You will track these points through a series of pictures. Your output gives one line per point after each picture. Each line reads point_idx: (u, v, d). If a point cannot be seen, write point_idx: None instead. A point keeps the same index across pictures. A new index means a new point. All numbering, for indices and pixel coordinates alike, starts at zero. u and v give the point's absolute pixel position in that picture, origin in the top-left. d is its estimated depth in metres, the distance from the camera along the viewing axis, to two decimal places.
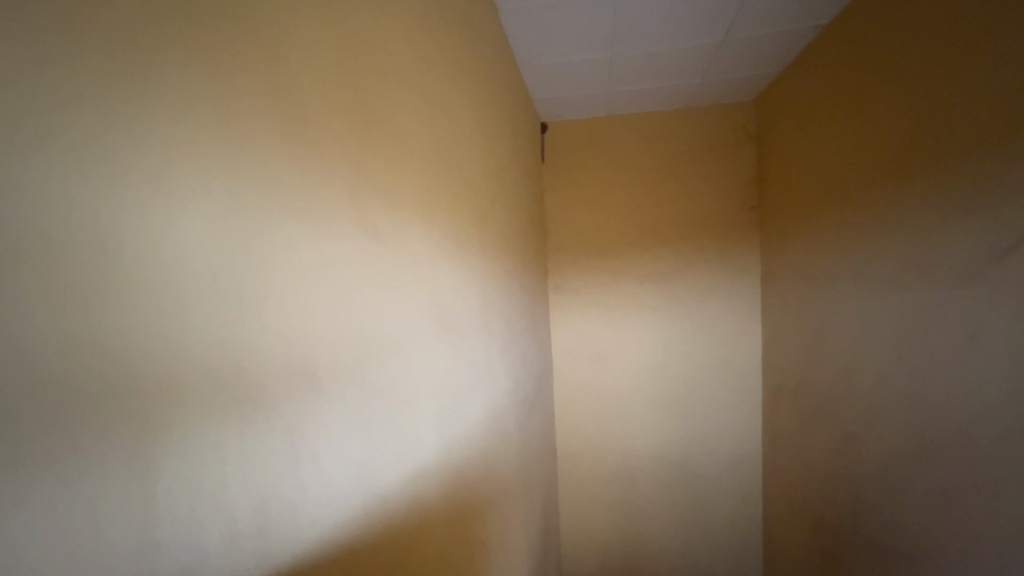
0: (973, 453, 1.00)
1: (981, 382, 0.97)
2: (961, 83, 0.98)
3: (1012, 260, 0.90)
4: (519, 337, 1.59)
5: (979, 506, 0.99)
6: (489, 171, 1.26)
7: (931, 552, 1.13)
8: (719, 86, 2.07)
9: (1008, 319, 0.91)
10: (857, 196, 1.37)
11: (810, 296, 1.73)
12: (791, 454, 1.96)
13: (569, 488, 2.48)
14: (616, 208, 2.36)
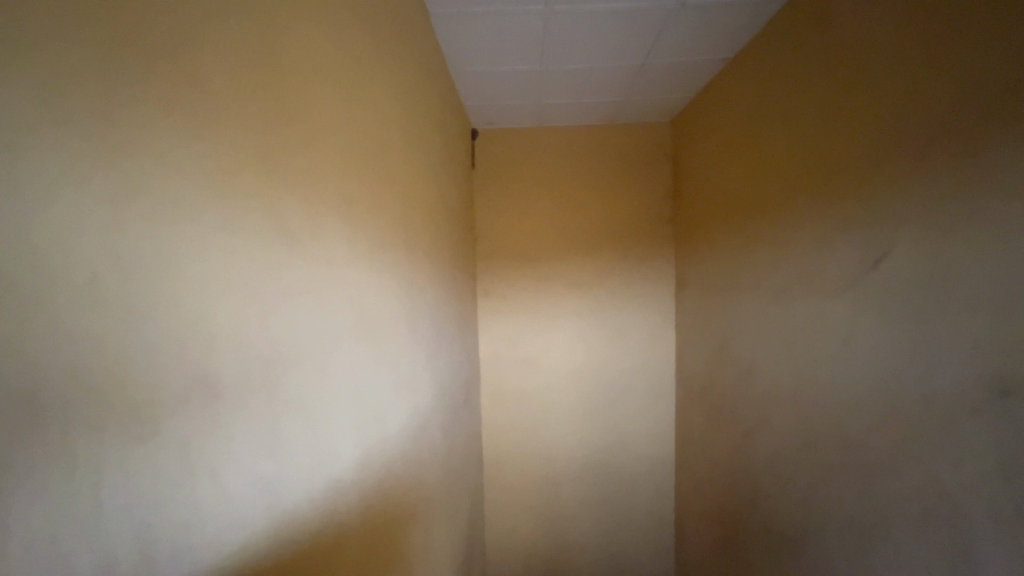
0: (844, 441, 1.15)
1: (849, 378, 1.13)
2: (839, 120, 1.13)
3: (874, 274, 1.04)
4: (444, 344, 1.57)
5: (850, 489, 1.13)
6: (417, 174, 1.24)
7: (813, 531, 1.28)
8: (639, 106, 2.21)
9: (871, 324, 1.06)
10: (762, 214, 1.52)
11: (717, 303, 1.89)
12: (698, 450, 2.11)
13: (495, 495, 2.48)
14: (543, 217, 2.42)
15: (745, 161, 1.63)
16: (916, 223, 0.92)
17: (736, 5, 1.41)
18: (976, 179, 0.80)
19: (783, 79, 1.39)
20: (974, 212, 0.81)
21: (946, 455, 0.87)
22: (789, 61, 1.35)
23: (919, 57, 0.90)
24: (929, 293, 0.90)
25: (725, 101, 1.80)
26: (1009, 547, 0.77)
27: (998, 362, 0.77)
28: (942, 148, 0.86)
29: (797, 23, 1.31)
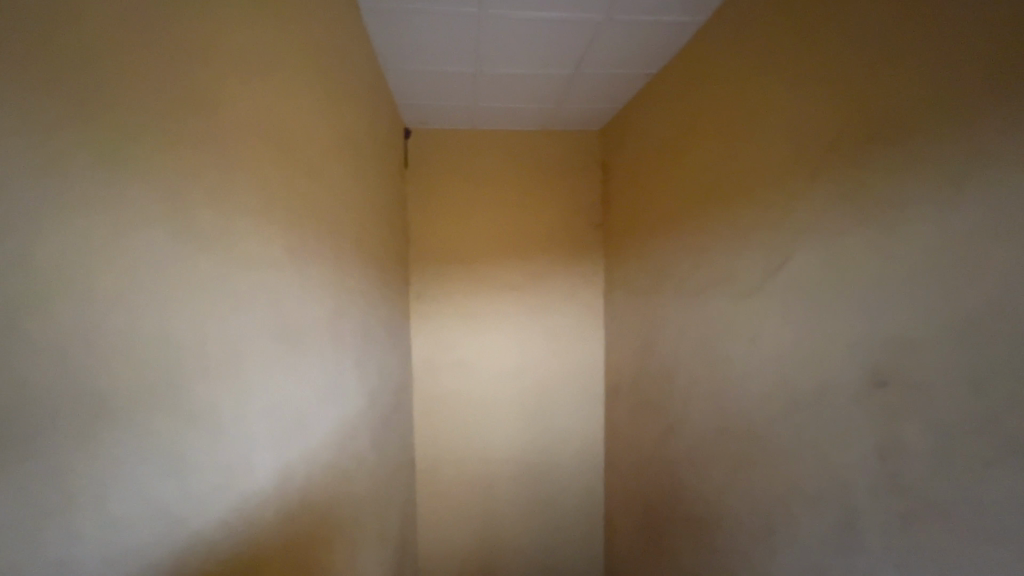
0: (753, 430, 1.26)
1: (757, 373, 1.24)
2: (749, 139, 1.24)
3: (778, 278, 1.15)
4: (374, 348, 1.51)
5: (757, 475, 1.24)
6: (347, 171, 1.18)
7: (726, 515, 1.39)
8: (571, 114, 2.28)
9: (775, 323, 1.17)
10: (683, 221, 1.63)
11: (643, 305, 1.99)
12: (625, 446, 2.21)
13: (429, 502, 2.43)
14: (478, 219, 2.42)
15: (669, 171, 1.75)
16: (810, 232, 1.03)
17: (659, 23, 1.50)
18: (854, 195, 0.91)
19: (702, 98, 1.51)
20: (853, 224, 0.91)
21: (835, 440, 0.98)
22: (707, 83, 1.47)
23: (816, 82, 1.00)
24: (822, 296, 1.01)
25: (651, 115, 1.92)
26: (883, 520, 0.87)
27: (875, 357, 0.87)
28: (831, 165, 0.96)
29: (715, 47, 1.42)
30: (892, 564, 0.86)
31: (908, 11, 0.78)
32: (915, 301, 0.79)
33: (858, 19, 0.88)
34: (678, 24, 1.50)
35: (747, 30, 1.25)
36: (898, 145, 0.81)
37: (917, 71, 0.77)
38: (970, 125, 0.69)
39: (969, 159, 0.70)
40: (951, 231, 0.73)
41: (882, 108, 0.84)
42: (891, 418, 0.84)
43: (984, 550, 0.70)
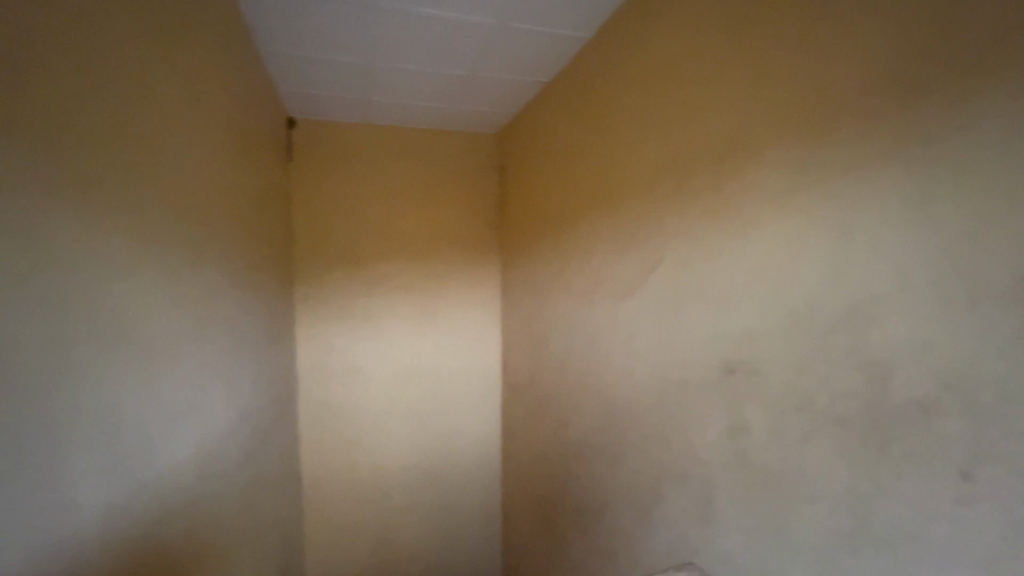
0: (632, 419, 1.38)
1: (634, 367, 1.37)
2: (632, 152, 1.38)
3: (652, 279, 1.28)
4: (243, 359, 1.34)
5: (636, 460, 1.36)
6: (210, 158, 1.07)
7: (609, 500, 1.50)
8: (467, 115, 2.29)
9: (650, 320, 1.29)
10: (573, 225, 1.74)
11: (537, 307, 2.06)
12: (521, 443, 2.26)
13: (317, 514, 2.31)
14: (370, 219, 2.34)
15: (559, 178, 1.86)
16: (680, 238, 1.17)
17: (549, 36, 1.60)
18: (717, 205, 1.05)
19: (589, 112, 1.63)
20: (714, 233, 1.06)
21: (698, 423, 1.11)
22: (595, 98, 1.60)
23: (688, 106, 1.14)
24: (690, 297, 1.14)
25: (543, 123, 2.01)
26: (734, 489, 1.02)
27: (728, 347, 1.03)
28: (699, 179, 1.10)
29: (601, 67, 1.55)
30: (740, 529, 1.00)
31: (759, 54, 0.93)
32: (760, 299, 0.94)
33: (720, 57, 1.04)
34: (566, 38, 1.61)
35: (629, 56, 1.39)
36: (748, 167, 0.97)
37: (765, 102, 0.92)
38: (800, 153, 0.85)
39: (798, 183, 0.86)
40: (784, 241, 0.89)
41: (734, 135, 1.00)
42: (740, 400, 0.99)
43: (805, 507, 0.86)
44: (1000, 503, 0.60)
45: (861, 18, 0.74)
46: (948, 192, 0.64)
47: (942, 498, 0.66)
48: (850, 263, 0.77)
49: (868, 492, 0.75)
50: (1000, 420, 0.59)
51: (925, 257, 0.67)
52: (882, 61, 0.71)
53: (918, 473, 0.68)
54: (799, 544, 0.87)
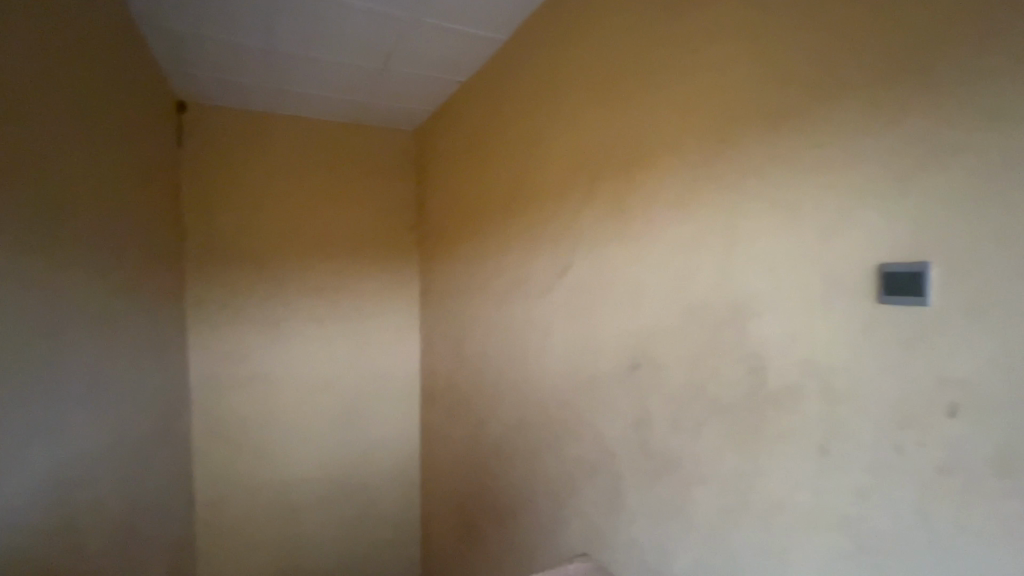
0: (546, 416, 1.42)
1: (547, 366, 1.42)
2: (545, 158, 1.43)
3: (564, 280, 1.34)
4: (117, 371, 1.17)
5: (550, 456, 1.41)
6: (66, 135, 0.92)
7: (526, 496, 1.53)
8: (382, 111, 2.21)
9: (563, 320, 1.35)
10: (489, 227, 1.76)
11: (456, 308, 2.04)
12: (440, 447, 2.22)
13: (213, 533, 2.12)
14: (274, 217, 2.19)
15: (476, 180, 1.86)
16: (591, 242, 1.23)
17: (466, 35, 1.60)
18: (624, 211, 1.12)
19: (505, 115, 1.66)
20: (622, 236, 1.13)
21: (607, 416, 1.18)
22: (510, 102, 1.63)
23: (599, 117, 1.20)
24: (600, 297, 1.20)
25: (460, 123, 2.00)
26: (638, 478, 1.09)
27: (632, 344, 1.10)
28: (609, 185, 1.17)
29: (518, 72, 1.58)
30: (645, 514, 1.08)
31: (665, 73, 1.01)
32: (660, 300, 1.02)
33: (625, 74, 1.12)
34: (482, 38, 1.63)
35: (545, 64, 1.43)
36: (649, 179, 1.05)
37: (669, 118, 1.00)
38: (692, 168, 0.95)
39: (688, 195, 0.96)
40: (681, 246, 0.97)
41: (637, 149, 1.08)
42: (644, 393, 1.07)
43: (698, 489, 0.95)
44: (847, 473, 0.70)
45: (749, 50, 0.84)
46: (809, 206, 0.75)
47: (807, 471, 0.76)
48: (737, 266, 0.86)
49: (750, 472, 0.84)
50: (847, 401, 0.70)
51: (794, 263, 0.77)
52: (765, 88, 0.81)
53: (787, 451, 0.78)
54: (695, 523, 0.96)
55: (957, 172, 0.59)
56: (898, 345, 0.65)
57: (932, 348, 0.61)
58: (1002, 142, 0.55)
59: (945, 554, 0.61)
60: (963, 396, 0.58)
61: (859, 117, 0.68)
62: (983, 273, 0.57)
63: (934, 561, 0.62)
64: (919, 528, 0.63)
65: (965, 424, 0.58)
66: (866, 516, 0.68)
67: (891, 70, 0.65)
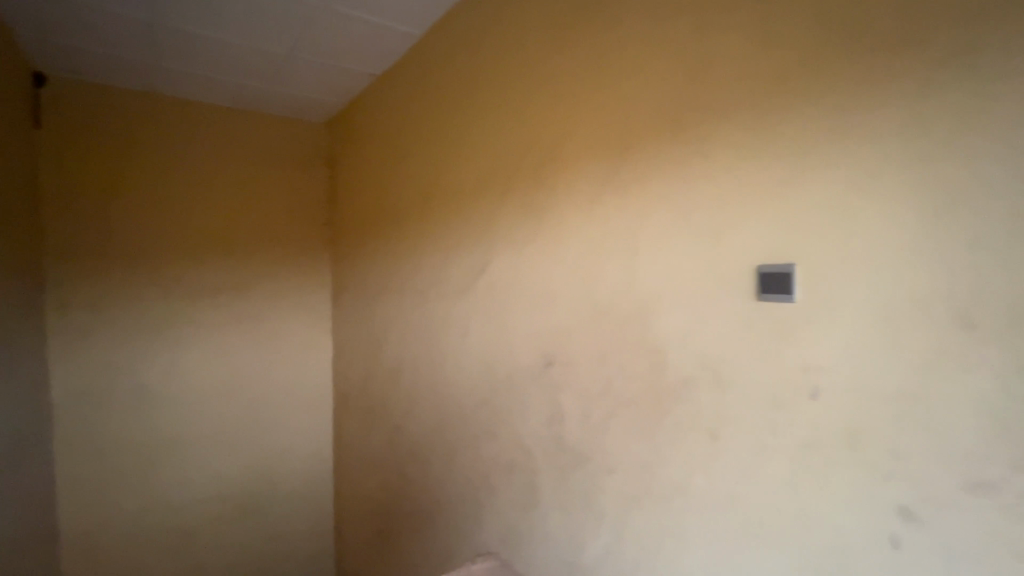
0: (463, 417, 1.42)
1: (463, 366, 1.42)
2: (460, 158, 1.43)
3: (481, 281, 1.35)
4: None
5: (467, 456, 1.41)
6: None
7: (443, 499, 1.52)
8: (287, 100, 2.06)
9: (478, 321, 1.36)
10: (405, 226, 1.71)
11: (370, 310, 1.96)
12: (354, 456, 2.11)
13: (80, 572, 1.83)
14: (157, 208, 1.94)
15: (391, 177, 1.81)
16: (507, 242, 1.25)
17: (378, 27, 1.55)
18: (538, 214, 1.16)
19: (421, 112, 1.63)
20: (537, 237, 1.16)
21: (522, 413, 1.21)
22: (426, 99, 1.60)
23: (515, 121, 1.23)
24: (516, 298, 1.23)
25: (375, 117, 1.93)
26: (551, 472, 1.14)
27: (545, 342, 1.15)
28: (524, 186, 1.19)
29: (434, 70, 1.56)
30: (559, 505, 1.12)
31: (577, 82, 1.06)
32: (572, 300, 1.07)
33: (541, 82, 1.15)
34: (396, 32, 1.59)
35: (461, 63, 1.43)
36: (562, 183, 1.09)
37: (582, 125, 1.05)
38: (600, 176, 1.01)
39: (597, 201, 1.01)
40: (591, 248, 1.03)
41: (549, 155, 1.13)
42: (556, 388, 1.11)
43: (607, 478, 1.00)
44: (734, 455, 0.79)
45: (651, 67, 0.91)
46: (702, 214, 0.83)
47: (701, 455, 0.84)
48: (642, 266, 0.93)
49: (653, 459, 0.91)
50: (731, 389, 0.79)
51: (690, 266, 0.85)
52: (666, 103, 0.88)
53: (683, 436, 0.86)
54: (603, 510, 1.01)
55: (816, 188, 0.68)
56: (768, 336, 0.74)
57: (798, 340, 0.71)
58: (849, 164, 0.65)
59: (807, 517, 0.71)
60: (822, 381, 0.68)
61: (740, 134, 0.77)
62: (835, 276, 0.67)
63: (799, 526, 0.71)
64: (789, 498, 0.72)
65: (822, 404, 0.68)
66: (748, 492, 0.77)
67: (762, 96, 0.74)
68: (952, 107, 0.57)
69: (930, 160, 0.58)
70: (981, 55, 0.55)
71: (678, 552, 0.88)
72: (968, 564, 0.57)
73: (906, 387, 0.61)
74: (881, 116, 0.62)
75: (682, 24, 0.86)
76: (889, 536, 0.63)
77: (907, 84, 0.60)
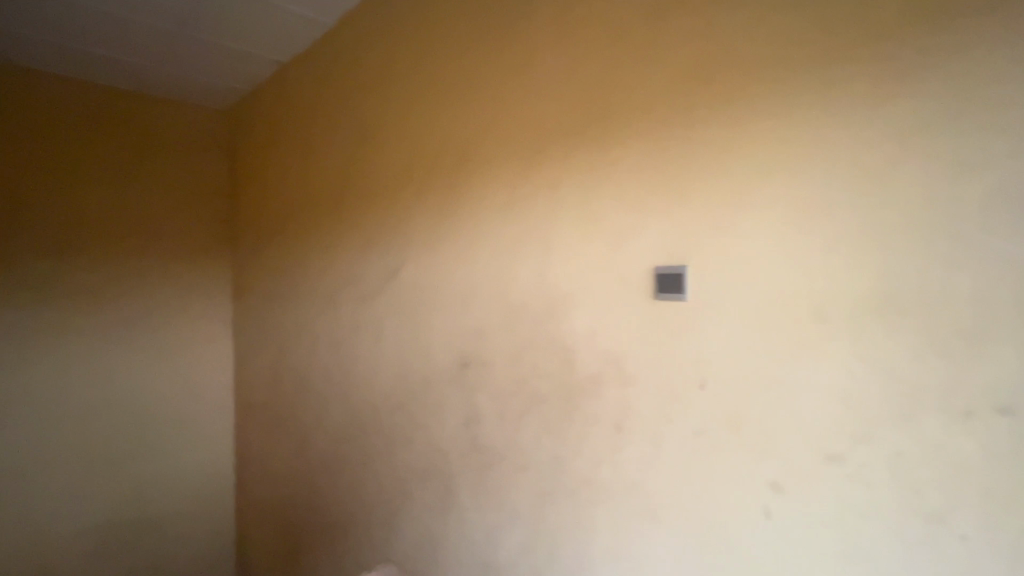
0: (378, 423, 1.37)
1: (377, 371, 1.37)
2: (373, 154, 1.37)
3: (395, 281, 1.31)
4: None
5: (381, 463, 1.37)
6: None
7: (357, 509, 1.45)
8: (173, 81, 1.85)
9: (393, 324, 1.32)
10: (313, 224, 1.61)
11: (275, 313, 1.82)
12: (257, 471, 1.94)
13: None
14: (2, 197, 1.65)
15: (297, 172, 1.69)
16: (423, 242, 1.23)
17: (281, 12, 1.44)
18: (454, 215, 1.15)
19: (330, 105, 1.54)
20: (452, 238, 1.15)
21: (438, 416, 1.20)
22: (336, 91, 1.52)
23: (429, 120, 1.21)
24: (432, 298, 1.21)
25: (280, 106, 1.79)
26: (467, 473, 1.14)
27: (462, 344, 1.14)
28: (440, 187, 1.18)
29: (345, 61, 1.48)
30: (475, 505, 1.12)
31: (492, 84, 1.07)
32: (488, 301, 1.08)
33: (455, 82, 1.15)
34: (302, 19, 1.49)
35: (374, 55, 1.38)
36: (477, 183, 1.10)
37: (497, 128, 1.06)
38: (512, 179, 1.03)
39: (510, 202, 1.03)
40: (505, 249, 1.05)
41: (462, 155, 1.13)
42: (473, 389, 1.12)
43: (522, 475, 1.03)
44: (637, 444, 0.85)
45: (563, 76, 0.94)
46: (608, 219, 0.88)
47: (608, 446, 0.89)
48: (554, 267, 0.96)
49: (565, 454, 0.95)
50: (633, 383, 0.85)
51: (598, 268, 0.89)
52: (575, 112, 0.92)
53: (591, 428, 0.91)
54: (519, 507, 1.04)
55: (706, 199, 0.75)
56: (666, 333, 0.81)
57: (691, 337, 0.78)
58: (731, 178, 0.73)
59: (697, 497, 0.78)
60: (710, 373, 0.76)
61: (642, 148, 0.83)
62: (721, 278, 0.74)
63: (691, 506, 0.78)
64: (682, 479, 0.79)
65: (709, 393, 0.76)
66: (649, 477, 0.83)
67: (660, 113, 0.81)
68: (812, 130, 0.65)
69: (795, 176, 0.67)
70: (833, 89, 0.64)
71: (587, 539, 0.92)
72: (822, 527, 0.66)
73: (770, 374, 0.69)
74: (756, 138, 0.70)
75: (590, 37, 0.90)
76: (763, 509, 0.71)
77: (775, 112, 0.69)
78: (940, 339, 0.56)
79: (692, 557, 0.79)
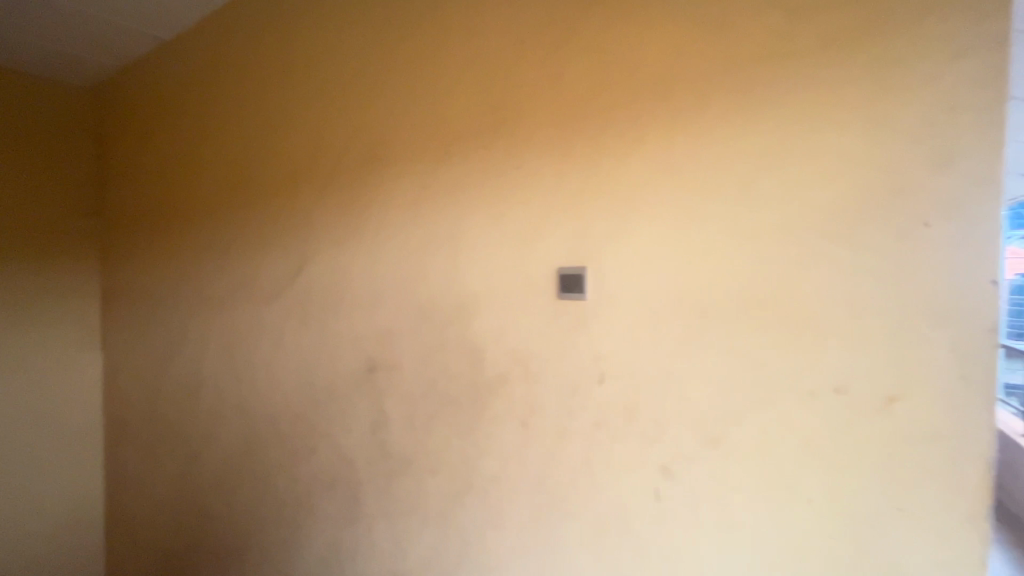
0: (279, 437, 1.27)
1: (277, 381, 1.27)
2: (271, 146, 1.26)
3: (295, 284, 1.22)
4: None
5: (280, 479, 1.27)
6: None
7: (254, 531, 1.33)
8: (16, 50, 1.53)
9: (294, 330, 1.23)
10: (201, 220, 1.45)
11: (153, 318, 1.61)
12: (132, 499, 1.70)
13: None
14: None
15: (183, 161, 1.50)
16: (328, 241, 1.16)
17: None
18: (360, 214, 1.10)
19: (218, 89, 1.39)
20: (357, 237, 1.10)
21: (343, 424, 1.14)
22: (227, 74, 1.37)
23: (331, 112, 1.14)
24: (337, 301, 1.15)
25: (162, 87, 1.58)
26: (376, 482, 1.09)
27: (369, 349, 1.10)
28: (345, 183, 1.12)
29: (236, 43, 1.35)
30: (385, 515, 1.08)
31: (400, 79, 1.03)
32: (398, 304, 1.05)
33: (360, 75, 1.09)
34: None
35: (271, 36, 1.26)
36: (384, 182, 1.05)
37: (405, 125, 1.02)
38: (420, 178, 1.00)
39: (418, 201, 1.01)
40: (411, 249, 1.02)
41: (365, 151, 1.08)
42: (381, 394, 1.08)
43: (432, 480, 1.01)
44: (544, 439, 0.87)
45: (474, 75, 0.93)
46: (515, 222, 0.89)
47: (515, 442, 0.91)
48: (463, 269, 0.96)
49: (475, 454, 0.95)
50: (540, 381, 0.87)
51: (505, 270, 0.90)
52: (483, 115, 0.92)
53: (500, 427, 0.92)
54: (429, 512, 1.02)
55: (607, 202, 0.80)
56: (569, 333, 0.84)
57: (592, 336, 0.82)
58: (626, 185, 0.78)
59: (597, 485, 0.82)
60: (609, 368, 0.80)
61: (546, 155, 0.85)
62: (617, 280, 0.79)
63: (593, 494, 0.83)
64: (583, 469, 0.83)
65: (607, 387, 0.81)
66: (554, 470, 0.87)
67: (565, 123, 0.84)
68: (690, 147, 0.72)
69: (679, 186, 0.73)
70: (708, 110, 0.71)
71: (498, 538, 0.93)
72: (703, 504, 0.72)
73: (658, 367, 0.76)
74: (647, 151, 0.76)
75: (501, 42, 0.90)
76: (654, 491, 0.76)
77: (661, 130, 0.74)
78: (795, 331, 0.65)
79: (595, 542, 0.83)
